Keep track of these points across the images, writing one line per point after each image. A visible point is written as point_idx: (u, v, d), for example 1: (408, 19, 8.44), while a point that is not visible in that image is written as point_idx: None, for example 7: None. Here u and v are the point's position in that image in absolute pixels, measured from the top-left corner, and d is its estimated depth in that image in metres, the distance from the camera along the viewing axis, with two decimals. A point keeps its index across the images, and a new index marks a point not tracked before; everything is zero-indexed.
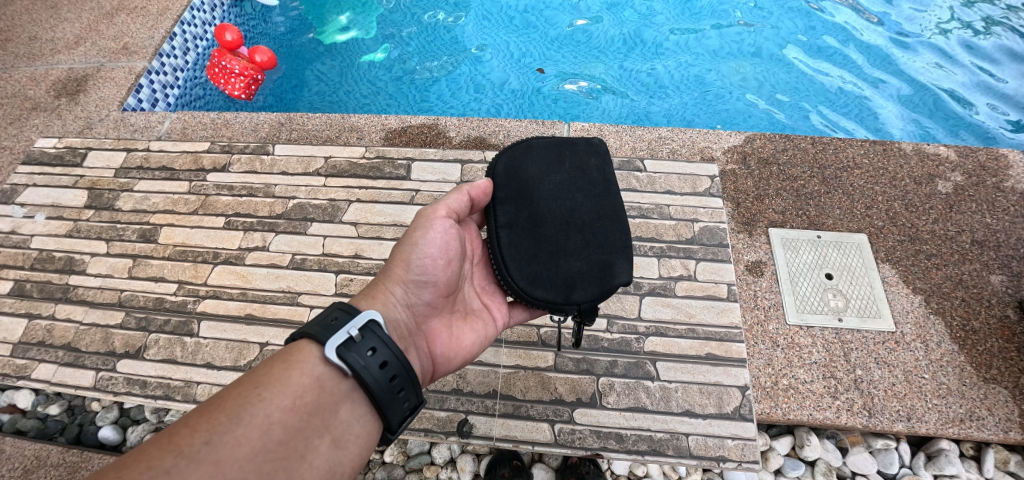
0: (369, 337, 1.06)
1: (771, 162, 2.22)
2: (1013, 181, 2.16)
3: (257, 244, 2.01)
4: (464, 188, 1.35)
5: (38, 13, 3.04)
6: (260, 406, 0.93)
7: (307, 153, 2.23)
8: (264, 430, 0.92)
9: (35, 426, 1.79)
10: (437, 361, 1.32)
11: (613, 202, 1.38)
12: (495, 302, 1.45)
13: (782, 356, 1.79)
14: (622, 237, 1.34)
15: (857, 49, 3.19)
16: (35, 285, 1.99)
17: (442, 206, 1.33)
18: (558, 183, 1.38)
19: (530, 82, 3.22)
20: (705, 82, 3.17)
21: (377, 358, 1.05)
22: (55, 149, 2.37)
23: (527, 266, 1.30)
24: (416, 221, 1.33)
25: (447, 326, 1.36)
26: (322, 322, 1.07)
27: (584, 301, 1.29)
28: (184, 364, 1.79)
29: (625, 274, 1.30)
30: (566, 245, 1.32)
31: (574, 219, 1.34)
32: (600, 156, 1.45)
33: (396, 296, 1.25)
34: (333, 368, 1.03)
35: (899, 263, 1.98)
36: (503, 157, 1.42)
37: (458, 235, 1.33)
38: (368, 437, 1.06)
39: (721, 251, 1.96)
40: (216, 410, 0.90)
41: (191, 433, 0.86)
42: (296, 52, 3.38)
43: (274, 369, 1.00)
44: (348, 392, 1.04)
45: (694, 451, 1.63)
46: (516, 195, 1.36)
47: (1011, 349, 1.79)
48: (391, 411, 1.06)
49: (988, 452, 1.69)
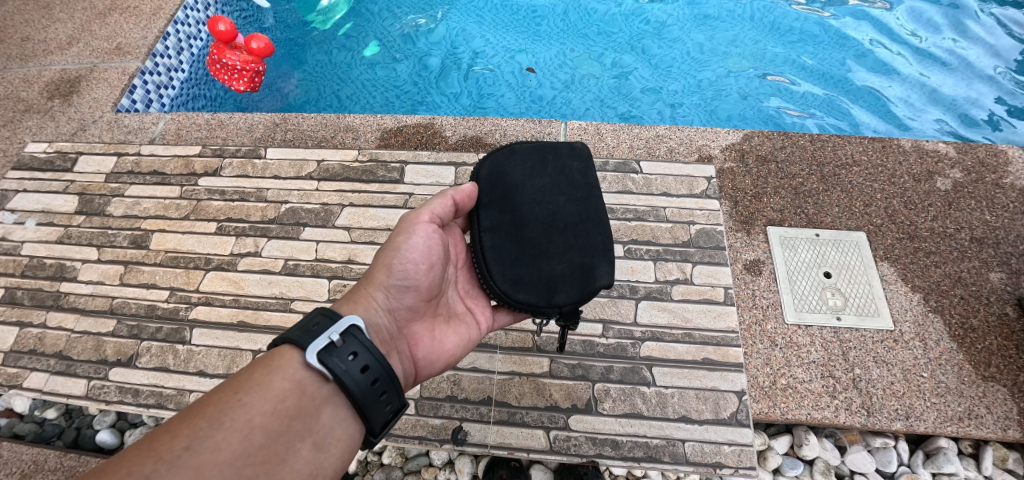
0: (350, 341, 1.05)
1: (770, 160, 2.20)
2: (1013, 177, 2.14)
3: (250, 249, 1.99)
4: (448, 192, 1.33)
5: (30, 13, 3.01)
6: (241, 410, 0.92)
7: (300, 156, 2.21)
8: (245, 434, 0.90)
9: (33, 430, 1.78)
10: (419, 365, 1.30)
11: (596, 205, 1.36)
12: (479, 305, 1.44)
13: (781, 355, 1.78)
14: (603, 240, 1.32)
15: (844, 45, 3.17)
16: (26, 292, 1.98)
17: (426, 211, 1.32)
18: (540, 187, 1.36)
19: (518, 82, 3.19)
20: (697, 80, 3.14)
21: (358, 362, 1.03)
22: (45, 154, 2.34)
23: (509, 270, 1.28)
24: (399, 226, 1.32)
25: (430, 330, 1.34)
26: (304, 327, 1.05)
27: (566, 304, 1.28)
28: (177, 371, 1.78)
29: (607, 277, 1.29)
30: (548, 249, 1.30)
31: (556, 223, 1.32)
32: (583, 160, 1.41)
33: (378, 301, 1.24)
34: (315, 372, 1.02)
35: (898, 261, 1.96)
36: (486, 161, 1.40)
37: (441, 240, 1.32)
38: (350, 440, 1.04)
39: (718, 253, 1.95)
40: (197, 415, 0.89)
41: (171, 439, 0.85)
42: (290, 52, 3.36)
43: (256, 373, 0.98)
44: (330, 396, 1.02)
45: (690, 457, 1.62)
46: (499, 199, 1.34)
47: (1011, 347, 1.78)
48: (373, 415, 1.04)
49: (987, 450, 1.68)
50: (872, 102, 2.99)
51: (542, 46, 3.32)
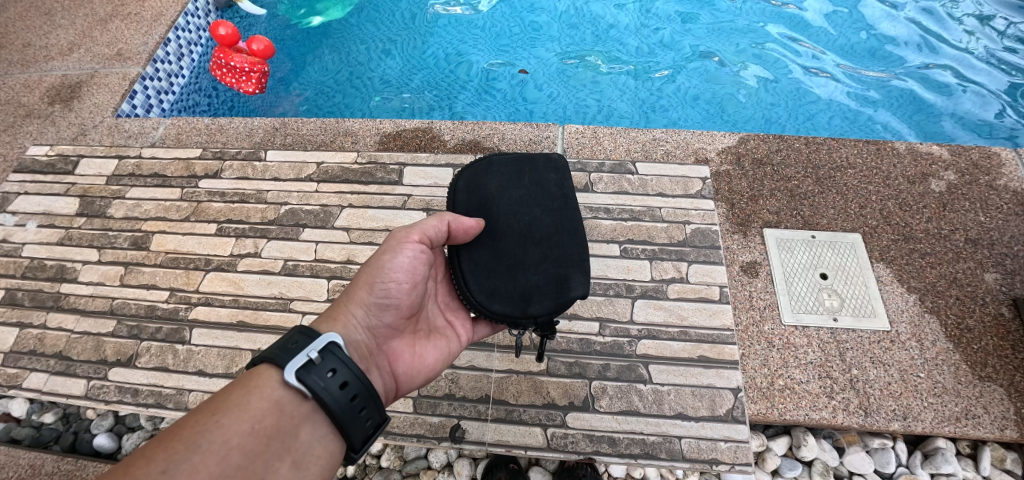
0: (329, 358, 1.06)
1: (765, 162, 2.22)
2: (1006, 179, 2.16)
3: (249, 250, 2.00)
4: (446, 217, 1.28)
5: (32, 20, 3.03)
6: (218, 431, 0.92)
7: (299, 159, 2.23)
8: (223, 455, 0.90)
9: (29, 435, 1.77)
10: (399, 380, 1.32)
11: (572, 216, 1.37)
12: (459, 318, 1.45)
13: (778, 356, 1.79)
14: (578, 252, 1.33)
15: (831, 52, 3.20)
16: (26, 293, 1.99)
17: (416, 230, 1.30)
18: (517, 198, 1.37)
19: (509, 84, 3.22)
20: (689, 83, 3.17)
21: (337, 378, 1.05)
22: (46, 157, 2.36)
23: (485, 281, 1.28)
24: (383, 244, 1.33)
25: (410, 346, 1.35)
26: (282, 345, 1.05)
27: (541, 315, 1.28)
28: (175, 372, 1.79)
29: (582, 287, 1.29)
30: (524, 259, 1.30)
31: (532, 234, 1.33)
32: (559, 171, 1.43)
33: (357, 317, 1.25)
34: (293, 391, 1.02)
35: (893, 262, 1.98)
36: (464, 174, 1.42)
37: (426, 257, 1.33)
38: (330, 458, 1.04)
39: (713, 253, 1.97)
40: (173, 438, 0.88)
41: (147, 463, 0.83)
42: (292, 55, 3.39)
43: (233, 394, 0.98)
44: (308, 414, 1.03)
45: (686, 453, 1.63)
46: (476, 210, 1.36)
47: (1006, 346, 1.80)
48: (352, 431, 1.05)
49: (985, 450, 1.69)
50: (857, 108, 3.02)
51: (535, 53, 3.34)
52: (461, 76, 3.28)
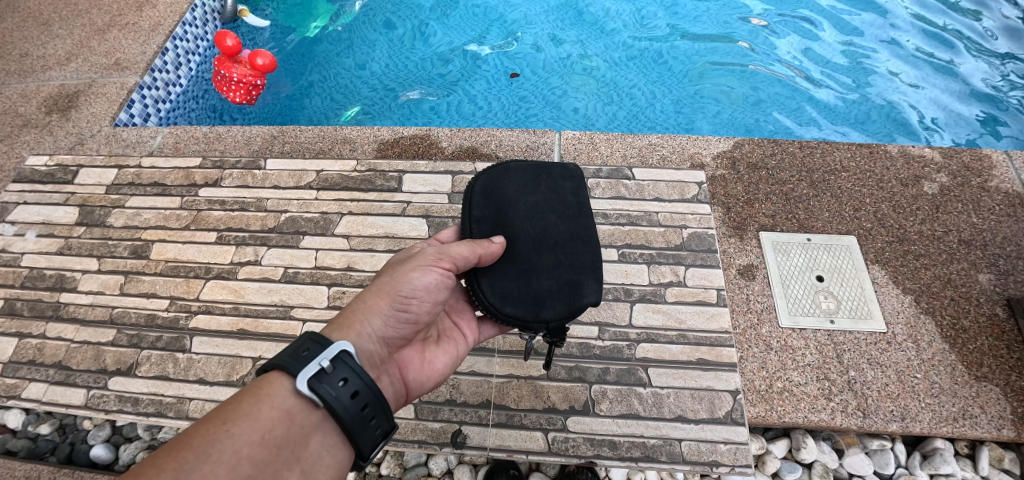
0: (340, 367, 1.06)
1: (760, 167, 2.25)
2: (998, 180, 2.19)
3: (249, 258, 2.01)
4: (478, 247, 1.26)
5: (29, 30, 3.04)
6: (228, 441, 0.92)
7: (299, 167, 2.24)
8: (232, 465, 0.90)
9: (25, 447, 1.77)
10: (410, 385, 1.33)
11: (587, 225, 1.39)
12: (465, 319, 1.47)
13: (776, 359, 1.80)
14: (592, 259, 1.34)
15: (821, 50, 3.26)
16: (25, 303, 1.98)
17: (445, 254, 1.26)
18: (533, 204, 1.38)
19: (503, 87, 3.26)
20: (680, 86, 3.21)
21: (349, 388, 1.05)
22: (46, 167, 2.36)
23: (498, 283, 1.28)
24: (410, 259, 1.30)
25: (420, 352, 1.37)
26: (293, 353, 1.06)
27: (553, 320, 1.28)
28: (176, 380, 1.79)
29: (594, 294, 1.30)
30: (538, 264, 1.31)
31: (547, 240, 1.34)
32: (575, 180, 1.45)
33: (373, 327, 1.24)
34: (304, 400, 1.03)
35: (888, 264, 2.00)
36: (480, 176, 1.42)
37: (453, 278, 1.30)
38: (338, 466, 1.05)
39: (710, 257, 1.98)
40: (183, 448, 0.88)
41: (158, 473, 0.83)
42: (291, 64, 3.41)
43: (243, 403, 0.98)
44: (318, 423, 1.03)
45: (686, 456, 1.64)
46: (492, 213, 1.36)
47: (1001, 347, 1.81)
48: (361, 440, 1.06)
49: (983, 451, 1.70)
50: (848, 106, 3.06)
51: (528, 59, 3.35)
52: (461, 83, 3.30)
